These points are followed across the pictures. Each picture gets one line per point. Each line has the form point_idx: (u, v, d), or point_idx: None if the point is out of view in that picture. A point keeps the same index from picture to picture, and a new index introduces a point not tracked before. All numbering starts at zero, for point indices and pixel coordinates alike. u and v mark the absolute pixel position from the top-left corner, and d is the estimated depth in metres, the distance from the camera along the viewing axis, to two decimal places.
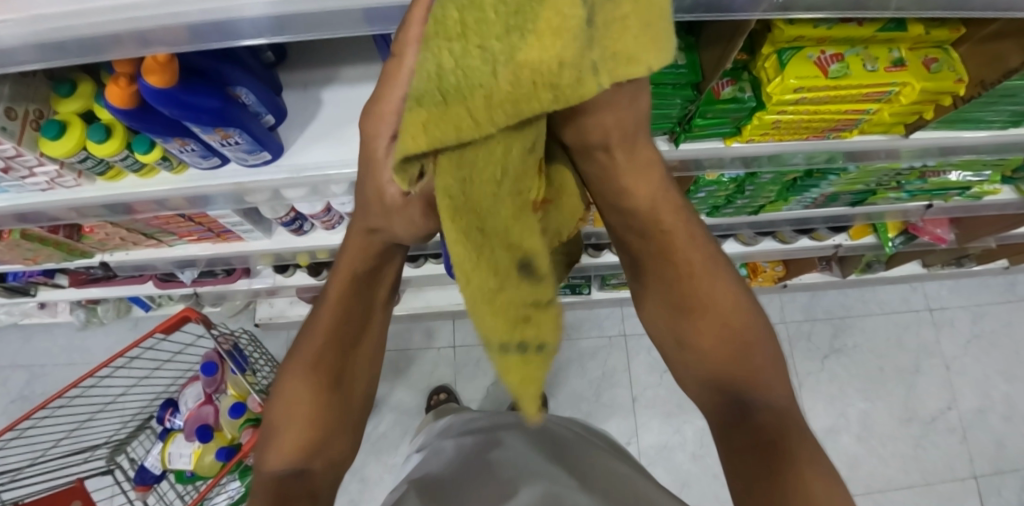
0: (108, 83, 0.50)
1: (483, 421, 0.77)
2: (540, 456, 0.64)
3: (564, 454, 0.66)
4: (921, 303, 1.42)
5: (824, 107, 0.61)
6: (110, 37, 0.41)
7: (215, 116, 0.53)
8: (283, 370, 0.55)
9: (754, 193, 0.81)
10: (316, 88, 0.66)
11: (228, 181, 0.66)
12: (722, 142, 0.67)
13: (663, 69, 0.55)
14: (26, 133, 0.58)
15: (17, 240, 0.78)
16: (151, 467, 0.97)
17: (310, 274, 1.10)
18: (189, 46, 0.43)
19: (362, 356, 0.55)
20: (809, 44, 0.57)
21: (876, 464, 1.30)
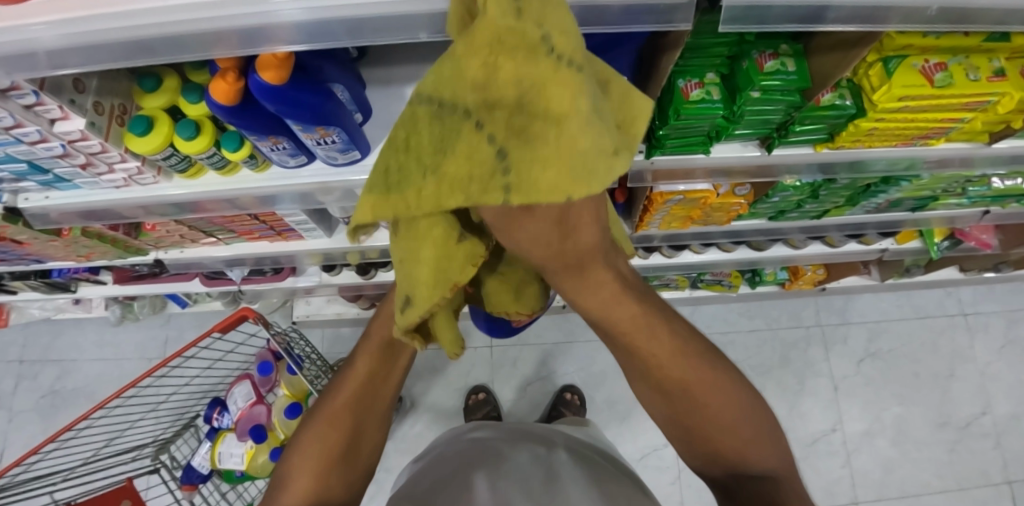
0: (214, 79, 0.47)
1: (478, 431, 0.77)
2: (538, 470, 0.63)
3: (561, 463, 0.66)
4: (955, 307, 1.43)
5: (923, 115, 0.60)
6: (228, 29, 0.39)
7: (321, 114, 0.51)
8: (300, 432, 0.57)
9: (825, 198, 0.80)
10: (401, 87, 0.65)
11: (312, 178, 0.64)
12: (811, 148, 0.67)
13: (776, 73, 0.53)
14: (112, 128, 0.56)
15: (77, 237, 0.77)
16: (198, 467, 0.96)
17: (358, 273, 1.09)
18: (311, 43, 0.41)
19: (363, 412, 0.57)
20: (913, 52, 0.57)
21: (910, 468, 1.31)
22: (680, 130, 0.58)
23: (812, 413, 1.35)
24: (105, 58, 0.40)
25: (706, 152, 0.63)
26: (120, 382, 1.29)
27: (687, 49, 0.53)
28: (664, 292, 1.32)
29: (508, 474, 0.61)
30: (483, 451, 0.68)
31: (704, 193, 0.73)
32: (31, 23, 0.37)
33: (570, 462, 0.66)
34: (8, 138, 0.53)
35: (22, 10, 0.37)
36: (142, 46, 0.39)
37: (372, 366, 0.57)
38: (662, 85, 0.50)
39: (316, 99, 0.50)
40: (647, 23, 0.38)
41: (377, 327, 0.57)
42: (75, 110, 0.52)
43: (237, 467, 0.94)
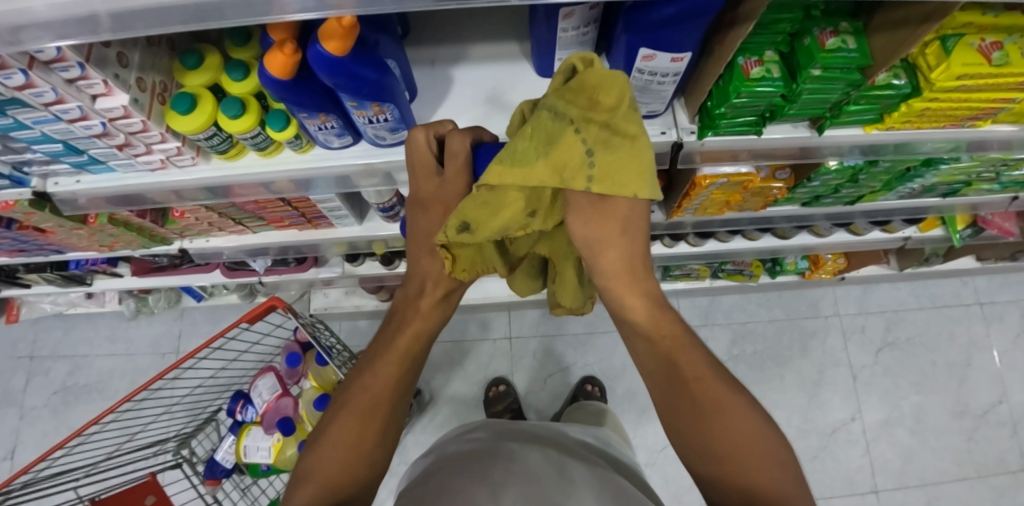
0: (270, 50, 0.45)
1: (479, 436, 0.74)
2: (553, 472, 0.61)
3: (575, 466, 0.65)
4: (971, 297, 1.44)
5: (976, 95, 0.60)
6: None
7: (377, 89, 0.50)
8: (334, 413, 0.58)
9: (863, 182, 0.80)
10: (445, 66, 0.64)
11: (355, 161, 0.62)
12: (860, 129, 0.66)
13: (838, 51, 0.52)
14: (153, 106, 0.54)
15: (104, 225, 0.74)
16: (223, 460, 0.94)
17: (382, 263, 1.07)
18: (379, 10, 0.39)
19: (398, 399, 0.59)
20: (971, 31, 0.56)
21: (930, 456, 1.32)
22: (736, 110, 0.57)
23: (832, 402, 1.35)
24: (143, 24, 0.38)
25: (758, 133, 0.62)
26: (135, 378, 1.27)
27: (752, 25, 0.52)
28: (685, 282, 1.32)
29: (521, 476, 0.60)
30: (487, 454, 0.66)
31: (747, 176, 0.72)
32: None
33: (581, 469, 0.64)
34: (47, 116, 0.51)
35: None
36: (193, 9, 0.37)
37: (413, 352, 0.61)
38: (728, 59, 0.49)
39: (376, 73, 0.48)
40: None
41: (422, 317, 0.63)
42: (119, 86, 0.50)
43: (264, 460, 0.92)
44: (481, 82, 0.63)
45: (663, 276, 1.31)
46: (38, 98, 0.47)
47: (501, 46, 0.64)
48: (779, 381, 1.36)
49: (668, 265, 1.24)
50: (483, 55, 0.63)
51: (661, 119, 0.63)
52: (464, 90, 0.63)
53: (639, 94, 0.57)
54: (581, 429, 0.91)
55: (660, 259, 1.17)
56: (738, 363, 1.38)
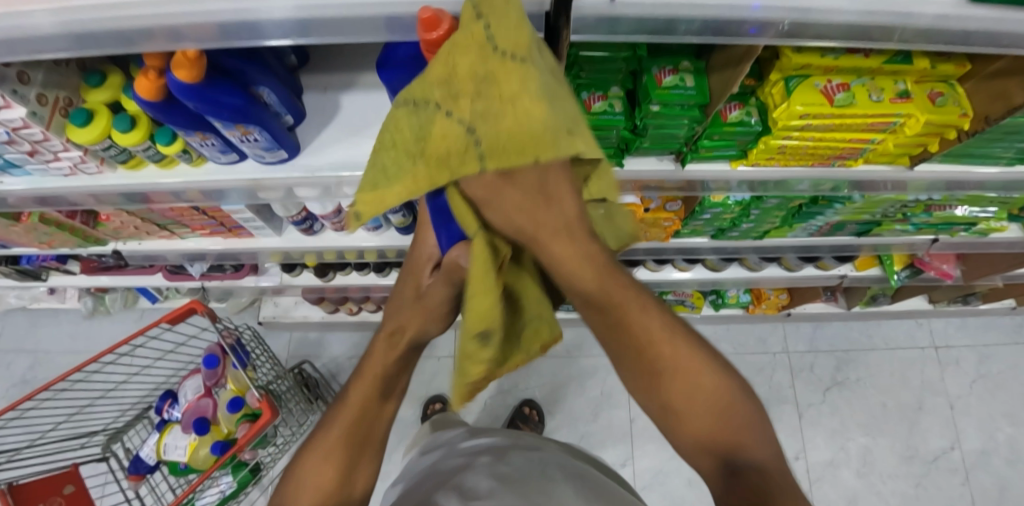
0: (138, 76, 0.52)
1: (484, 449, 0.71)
2: (532, 474, 0.61)
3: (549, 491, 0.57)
4: (927, 339, 1.40)
5: (829, 135, 0.62)
6: (145, 30, 0.43)
7: (236, 112, 0.55)
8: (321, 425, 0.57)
9: (759, 218, 0.82)
10: (335, 92, 0.69)
11: (242, 177, 0.67)
12: (728, 164, 0.68)
13: (673, 89, 0.56)
14: (55, 119, 0.60)
15: (36, 223, 0.80)
16: (146, 457, 0.98)
17: (317, 275, 1.11)
18: (220, 43, 0.45)
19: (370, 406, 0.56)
20: (816, 72, 0.59)
21: (875, 501, 1.27)
22: None
23: None
24: (16, 50, 0.45)
25: (620, 164, 0.64)
26: None
27: (591, 62, 0.55)
28: None
29: (502, 477, 0.60)
30: (473, 467, 0.65)
31: (632, 206, 0.75)
32: (34, 12, 0.42)
33: (562, 468, 0.65)
34: None
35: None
36: (70, 41, 0.44)
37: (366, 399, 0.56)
38: None
39: (234, 98, 0.54)
40: None
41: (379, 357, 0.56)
42: (16, 100, 0.56)
43: (181, 459, 0.95)
44: (367, 108, 0.68)
45: None
46: None
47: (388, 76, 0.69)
48: None
49: None
50: (369, 83, 0.68)
51: None
52: (349, 114, 0.67)
53: None
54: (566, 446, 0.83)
55: None
56: None
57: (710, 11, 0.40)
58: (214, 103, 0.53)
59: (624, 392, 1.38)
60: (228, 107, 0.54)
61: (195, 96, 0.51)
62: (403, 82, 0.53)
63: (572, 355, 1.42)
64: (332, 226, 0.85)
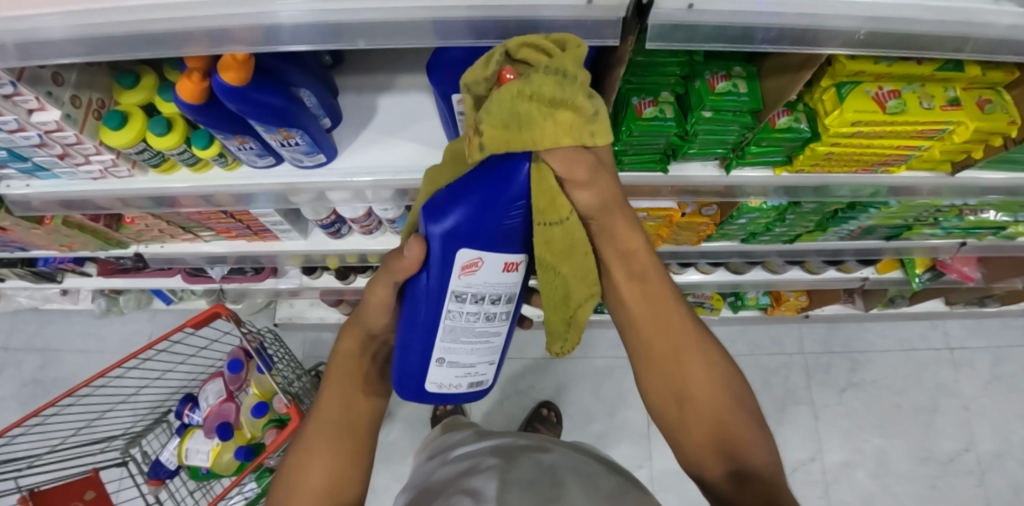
0: (181, 78, 0.50)
1: (490, 454, 0.66)
2: (545, 481, 0.56)
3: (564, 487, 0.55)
4: (942, 341, 1.41)
5: (878, 141, 0.61)
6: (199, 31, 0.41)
7: (281, 115, 0.53)
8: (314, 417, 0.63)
9: (793, 221, 0.81)
10: (371, 94, 0.67)
11: (279, 180, 0.66)
12: (771, 170, 0.68)
13: (726, 95, 0.55)
14: (88, 122, 0.59)
15: (59, 226, 0.79)
16: (166, 462, 0.97)
17: (338, 277, 1.10)
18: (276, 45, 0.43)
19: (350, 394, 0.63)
20: (867, 79, 0.58)
21: (891, 502, 1.27)
22: (636, 147, 0.59)
23: (793, 441, 1.32)
24: (74, 51, 0.43)
25: (665, 170, 0.63)
26: None
27: (642, 68, 0.54)
28: None
29: (511, 482, 0.55)
30: (483, 469, 0.61)
31: (667, 211, 0.75)
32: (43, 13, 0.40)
33: (580, 472, 0.60)
34: None
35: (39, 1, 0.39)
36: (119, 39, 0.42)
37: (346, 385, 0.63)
38: (613, 100, 0.51)
39: (279, 101, 0.52)
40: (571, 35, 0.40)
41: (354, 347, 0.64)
42: (51, 102, 0.54)
43: (203, 463, 0.94)
44: (405, 110, 0.66)
45: None
46: None
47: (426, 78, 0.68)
48: None
49: None
50: (407, 85, 0.67)
51: None
52: (386, 117, 0.66)
53: None
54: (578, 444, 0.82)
55: None
56: None
57: (789, 19, 0.39)
58: (260, 106, 0.51)
59: None
60: (273, 109, 0.52)
61: (241, 99, 0.49)
62: (452, 85, 0.52)
63: (589, 356, 1.42)
64: (360, 229, 0.84)
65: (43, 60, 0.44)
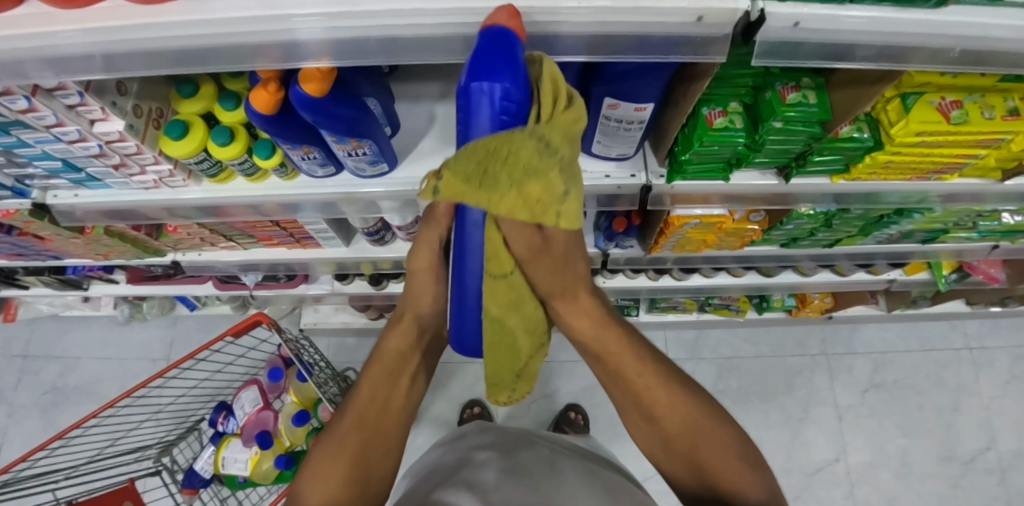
0: (254, 89, 0.49)
1: (488, 444, 0.73)
2: (541, 471, 0.63)
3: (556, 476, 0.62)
4: (961, 341, 1.43)
5: (938, 150, 0.61)
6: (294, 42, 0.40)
7: (353, 126, 0.52)
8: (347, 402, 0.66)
9: (838, 227, 0.82)
10: (428, 102, 0.67)
11: (337, 189, 0.65)
12: (828, 179, 0.68)
13: (795, 106, 0.55)
14: (148, 132, 0.58)
15: (100, 235, 0.78)
16: (201, 471, 0.95)
17: (370, 283, 1.09)
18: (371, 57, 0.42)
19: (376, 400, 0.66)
20: (930, 89, 0.58)
21: (914, 501, 1.29)
22: (702, 157, 0.59)
23: (817, 442, 1.34)
24: (168, 63, 0.41)
25: (726, 179, 0.64)
26: (122, 382, 1.31)
27: (713, 80, 0.54)
28: (672, 313, 1.34)
29: (509, 473, 0.62)
30: (478, 463, 0.66)
31: (720, 218, 0.75)
32: (59, 28, 0.38)
33: (570, 462, 0.68)
34: (47, 136, 0.54)
35: (133, 10, 0.38)
36: (211, 51, 0.41)
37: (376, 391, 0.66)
38: (689, 110, 0.52)
39: (353, 112, 0.51)
40: (682, 53, 0.40)
41: (390, 352, 0.69)
42: (115, 113, 0.53)
43: (240, 473, 0.93)
44: None
45: (650, 307, 1.33)
46: (40, 121, 0.51)
47: None
48: (763, 418, 1.36)
49: (653, 297, 1.27)
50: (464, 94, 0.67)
51: (632, 162, 0.65)
52: (444, 126, 0.66)
53: (607, 139, 0.59)
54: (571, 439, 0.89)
55: (644, 291, 1.17)
56: (722, 397, 1.38)
57: (889, 37, 0.40)
58: (335, 116, 0.50)
59: None
60: (347, 120, 0.51)
61: (319, 109, 0.48)
62: None
63: None
64: (404, 236, 0.84)
65: (131, 72, 0.42)
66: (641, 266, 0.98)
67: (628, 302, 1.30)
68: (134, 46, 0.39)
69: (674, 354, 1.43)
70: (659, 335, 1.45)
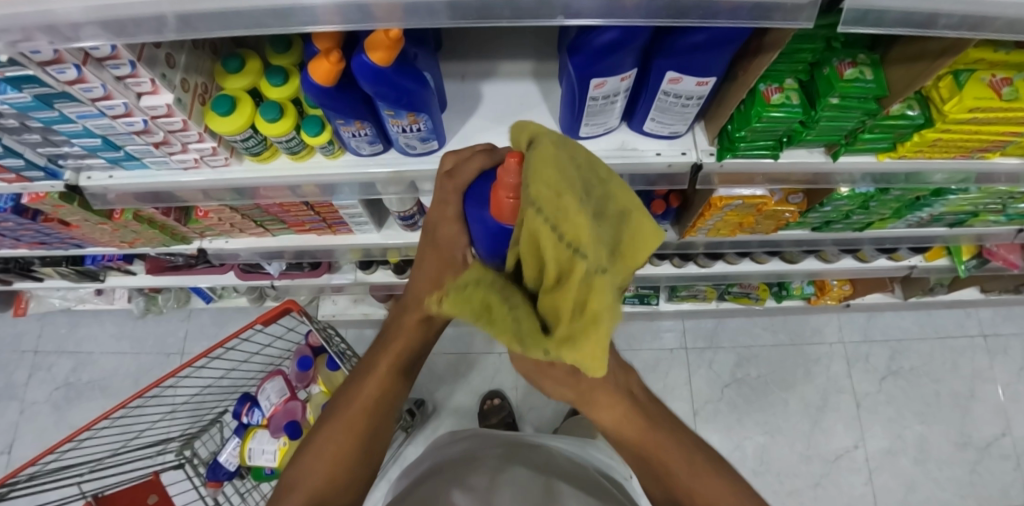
0: (315, 59, 0.47)
1: (482, 454, 0.74)
2: (536, 488, 0.63)
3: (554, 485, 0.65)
4: (975, 328, 1.45)
5: (986, 127, 0.61)
6: (373, 5, 0.40)
7: (413, 99, 0.51)
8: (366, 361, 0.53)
9: (874, 209, 0.82)
10: (474, 81, 0.66)
11: (385, 168, 0.64)
12: (874, 157, 0.68)
13: (854, 82, 0.55)
14: (194, 107, 0.56)
15: (129, 220, 0.76)
16: (225, 463, 0.93)
17: (395, 272, 1.08)
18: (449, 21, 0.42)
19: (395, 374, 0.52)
20: (982, 67, 0.58)
21: (933, 487, 1.31)
22: (757, 134, 0.59)
23: (837, 429, 1.35)
24: (243, 24, 0.40)
25: (776, 157, 0.64)
26: (136, 377, 1.30)
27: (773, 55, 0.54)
28: (692, 303, 1.34)
29: (505, 488, 0.62)
30: (480, 466, 0.68)
31: (762, 199, 0.74)
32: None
33: (563, 481, 0.67)
34: (92, 110, 0.52)
35: None
36: (287, 12, 0.39)
37: (396, 370, 0.51)
38: (753, 83, 0.52)
39: (415, 84, 0.50)
40: (769, 19, 0.40)
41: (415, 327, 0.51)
42: (164, 85, 0.52)
43: (268, 464, 0.92)
44: (509, 98, 0.66)
45: (671, 296, 1.33)
46: (87, 93, 0.49)
47: (529, 65, 0.67)
48: (782, 406, 1.37)
49: (674, 286, 1.27)
50: (510, 73, 0.66)
51: (681, 141, 0.65)
52: (492, 105, 0.65)
53: (663, 115, 0.59)
54: (574, 443, 0.91)
55: (667, 279, 1.17)
56: (741, 386, 1.39)
57: (974, 5, 0.40)
58: (397, 88, 0.49)
59: (686, 385, 1.39)
60: (407, 92, 0.51)
61: (382, 79, 0.48)
62: (591, 70, 0.50)
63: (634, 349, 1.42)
64: None
65: (204, 33, 0.41)
66: (673, 252, 0.98)
67: (649, 291, 1.30)
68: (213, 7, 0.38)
69: (693, 343, 1.43)
70: (678, 326, 1.45)
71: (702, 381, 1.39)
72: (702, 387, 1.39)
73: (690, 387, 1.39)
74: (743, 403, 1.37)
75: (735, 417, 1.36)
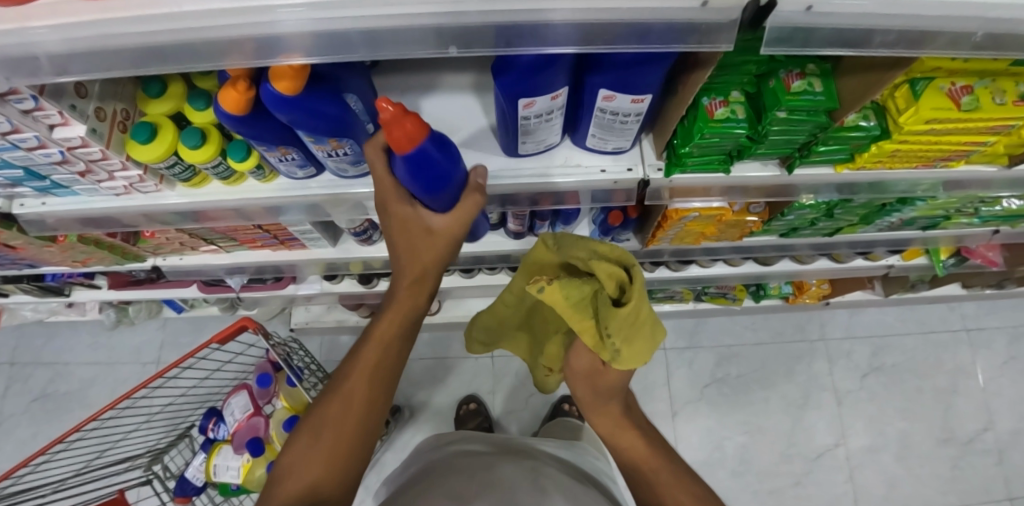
0: (223, 88, 0.45)
1: (467, 457, 0.72)
2: (525, 485, 0.61)
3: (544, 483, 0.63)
4: (958, 323, 1.43)
5: (946, 137, 0.58)
6: (265, 39, 0.37)
7: (334, 124, 0.49)
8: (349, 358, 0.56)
9: (840, 216, 0.80)
10: (415, 95, 0.64)
11: (321, 191, 0.62)
12: (832, 168, 0.66)
13: (802, 94, 0.52)
14: (114, 135, 0.54)
15: (73, 243, 0.75)
16: (192, 478, 0.93)
17: (360, 282, 1.07)
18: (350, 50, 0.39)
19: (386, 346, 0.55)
20: (941, 75, 0.55)
21: (913, 484, 1.30)
22: (703, 149, 0.57)
23: (818, 428, 1.34)
24: (128, 64, 0.38)
25: (727, 171, 0.62)
26: (114, 387, 1.30)
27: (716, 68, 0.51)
28: (669, 304, 1.32)
29: (487, 484, 0.60)
30: (462, 468, 0.67)
31: (719, 210, 0.72)
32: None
33: (552, 480, 0.65)
34: (4, 144, 0.50)
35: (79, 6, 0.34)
36: (171, 51, 0.37)
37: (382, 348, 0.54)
38: (690, 101, 0.49)
39: (335, 109, 0.48)
40: (688, 42, 0.38)
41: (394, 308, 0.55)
42: (75, 117, 0.49)
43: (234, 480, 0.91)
44: (450, 113, 0.63)
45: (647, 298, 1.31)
46: None
47: (471, 77, 0.64)
48: (762, 405, 1.36)
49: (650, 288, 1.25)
50: (452, 87, 0.64)
51: (629, 155, 0.63)
52: (432, 121, 0.63)
53: (602, 132, 0.56)
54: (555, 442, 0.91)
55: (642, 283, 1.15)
56: (722, 385, 1.38)
57: (912, 22, 0.37)
58: (313, 114, 0.47)
59: (665, 385, 1.38)
60: (329, 116, 0.48)
61: (296, 108, 0.45)
62: (519, 93, 0.48)
63: None
64: None
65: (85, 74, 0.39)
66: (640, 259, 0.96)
67: None
68: (92, 46, 0.36)
69: (672, 343, 1.42)
70: None
71: (681, 381, 1.38)
72: (681, 387, 1.38)
73: (670, 387, 1.38)
74: (723, 402, 1.37)
75: (715, 418, 1.35)
